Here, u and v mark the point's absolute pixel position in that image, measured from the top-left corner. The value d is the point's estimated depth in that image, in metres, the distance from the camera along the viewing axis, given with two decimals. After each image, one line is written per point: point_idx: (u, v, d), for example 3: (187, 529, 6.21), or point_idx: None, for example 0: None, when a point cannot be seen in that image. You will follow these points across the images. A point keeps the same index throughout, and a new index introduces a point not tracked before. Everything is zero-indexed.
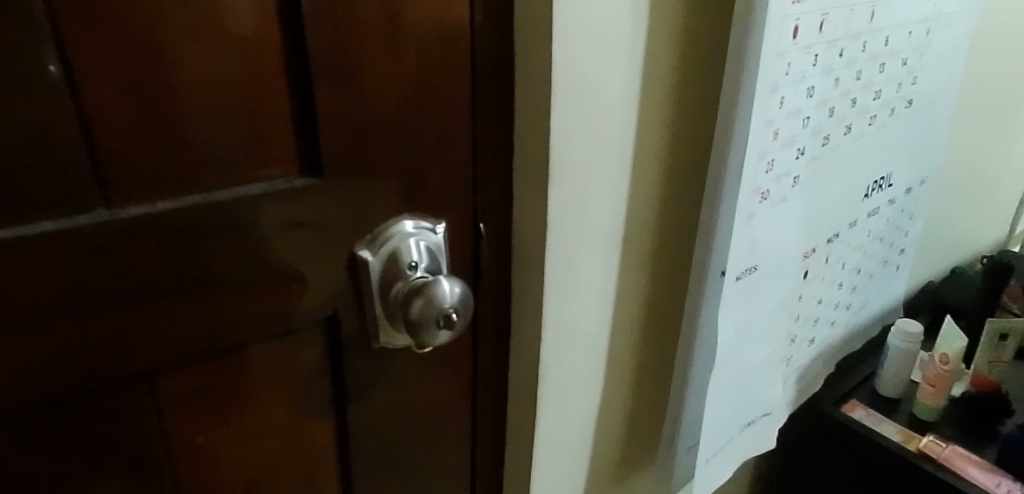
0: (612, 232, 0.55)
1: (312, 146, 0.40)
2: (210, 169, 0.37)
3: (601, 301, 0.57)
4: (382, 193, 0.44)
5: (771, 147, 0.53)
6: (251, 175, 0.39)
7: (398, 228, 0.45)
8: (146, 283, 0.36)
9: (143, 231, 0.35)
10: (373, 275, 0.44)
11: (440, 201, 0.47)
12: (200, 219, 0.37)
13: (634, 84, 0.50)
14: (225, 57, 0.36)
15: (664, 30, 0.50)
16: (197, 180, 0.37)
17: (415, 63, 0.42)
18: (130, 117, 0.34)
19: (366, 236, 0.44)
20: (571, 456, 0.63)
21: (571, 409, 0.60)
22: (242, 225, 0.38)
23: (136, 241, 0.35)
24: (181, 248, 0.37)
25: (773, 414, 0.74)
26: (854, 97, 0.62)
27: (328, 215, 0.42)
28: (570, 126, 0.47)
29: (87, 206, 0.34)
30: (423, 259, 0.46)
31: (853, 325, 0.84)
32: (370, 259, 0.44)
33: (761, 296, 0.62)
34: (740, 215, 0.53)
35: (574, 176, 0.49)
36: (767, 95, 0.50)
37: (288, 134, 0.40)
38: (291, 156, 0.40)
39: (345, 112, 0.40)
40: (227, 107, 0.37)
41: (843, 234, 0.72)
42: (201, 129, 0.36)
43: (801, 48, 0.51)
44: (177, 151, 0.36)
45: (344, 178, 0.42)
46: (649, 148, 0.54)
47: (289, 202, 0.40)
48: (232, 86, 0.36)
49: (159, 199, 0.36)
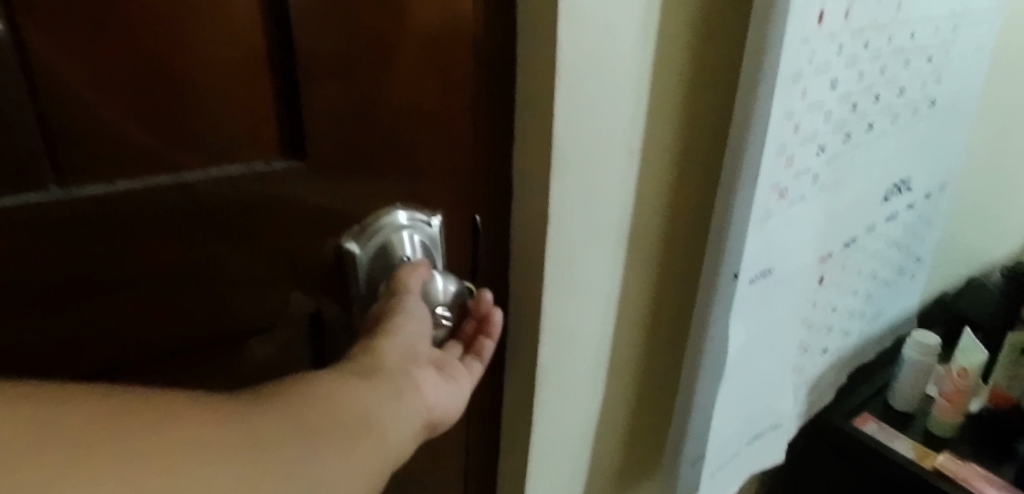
0: (617, 229, 0.51)
1: (295, 127, 0.37)
2: (181, 149, 0.34)
3: (604, 301, 0.54)
4: (366, 177, 0.41)
5: (791, 142, 0.49)
6: (227, 156, 0.36)
7: (389, 219, 0.42)
8: (116, 273, 0.34)
9: (101, 211, 0.32)
10: (360, 270, 0.42)
11: (431, 192, 0.44)
12: (170, 200, 0.34)
13: (645, 69, 0.46)
14: (205, 22, 0.32)
15: (679, 13, 0.46)
16: (166, 160, 0.33)
17: (406, 38, 0.39)
18: (88, 88, 0.30)
19: (352, 227, 0.42)
20: (568, 463, 0.59)
21: (570, 415, 0.56)
22: (220, 204, 0.36)
23: (94, 222, 0.32)
24: (145, 229, 0.34)
25: (783, 427, 0.70)
26: (877, 92, 0.58)
27: (307, 202, 0.39)
28: (576, 113, 0.44)
29: (39, 182, 0.30)
30: (414, 253, 0.43)
31: (865, 334, 0.81)
32: (357, 252, 0.41)
33: (774, 301, 0.58)
34: (757, 213, 0.49)
35: (578, 167, 0.46)
36: (788, 85, 0.46)
37: (268, 113, 0.36)
38: (272, 137, 0.37)
39: (328, 90, 0.37)
40: (206, 81, 0.33)
41: (860, 239, 0.68)
42: (174, 103, 0.33)
43: (825, 35, 0.47)
44: (145, 128, 0.32)
45: (325, 160, 0.38)
46: (659, 140, 0.50)
47: (266, 186, 0.37)
48: (210, 55, 0.33)
49: (122, 178, 0.32)
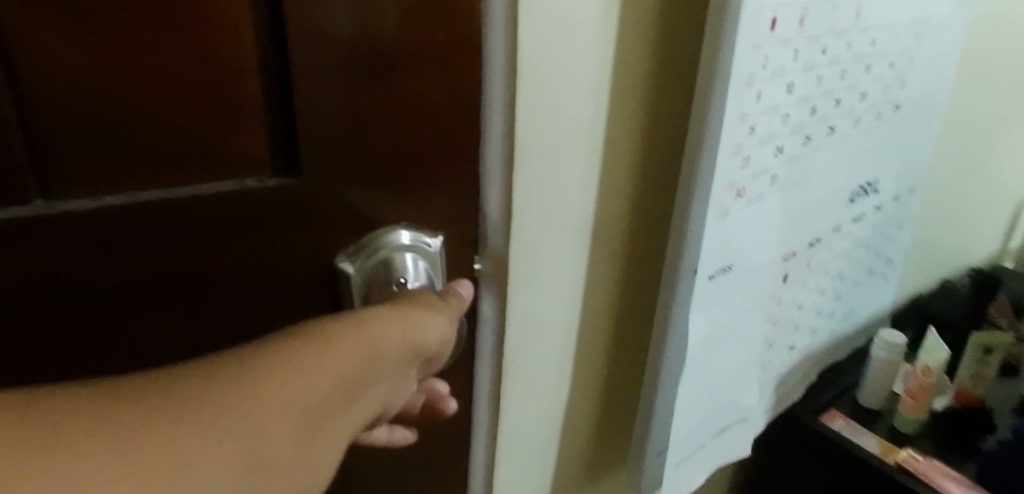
0: (579, 225, 0.53)
1: (290, 144, 0.35)
2: (171, 166, 0.32)
3: (569, 294, 0.56)
4: (361, 193, 0.39)
5: (748, 143, 0.51)
6: (215, 173, 0.33)
7: (390, 240, 0.41)
8: (107, 289, 0.33)
9: (87, 227, 0.31)
10: (354, 289, 0.40)
11: (434, 207, 0.42)
12: (157, 220, 0.33)
13: (603, 71, 0.48)
14: (191, 26, 0.30)
15: (639, 17, 0.48)
16: (156, 175, 0.32)
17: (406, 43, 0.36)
18: (74, 101, 0.29)
19: (348, 247, 0.40)
20: (535, 451, 0.61)
21: (535, 406, 0.58)
22: (211, 226, 0.34)
23: (81, 236, 0.31)
24: (132, 247, 0.33)
25: (750, 422, 0.71)
26: (838, 97, 0.60)
27: (303, 221, 0.37)
28: (536, 114, 0.46)
29: (24, 194, 0.30)
30: (417, 275, 0.42)
31: (836, 332, 0.83)
32: (349, 272, 0.40)
33: (736, 297, 0.59)
34: (713, 212, 0.51)
35: (540, 164, 0.48)
36: (742, 88, 0.48)
37: (262, 131, 0.34)
38: (267, 153, 0.35)
39: (325, 103, 0.35)
40: (206, 91, 0.31)
41: (826, 239, 0.71)
42: (159, 113, 0.31)
43: (779, 41, 0.49)
44: (134, 144, 0.31)
45: (316, 176, 0.36)
46: (620, 140, 0.52)
47: (261, 203, 0.35)
48: (206, 66, 0.31)
49: (108, 193, 0.31)
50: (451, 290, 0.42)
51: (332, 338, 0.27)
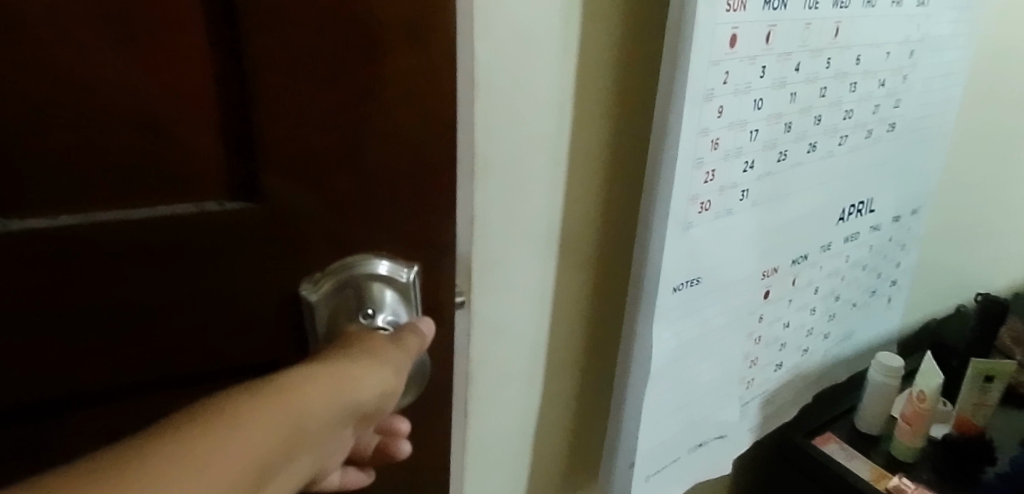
0: (544, 232, 0.55)
1: (254, 166, 0.33)
2: (130, 187, 0.30)
3: (538, 298, 0.58)
4: (337, 215, 0.36)
5: (710, 157, 0.52)
6: (176, 191, 0.32)
7: (361, 268, 0.37)
8: (56, 315, 0.32)
9: (35, 248, 0.30)
10: (318, 319, 0.37)
11: (421, 229, 0.39)
12: (116, 242, 0.31)
13: (566, 84, 0.50)
14: (144, 34, 0.28)
15: (602, 32, 0.49)
16: (112, 197, 0.30)
17: (381, 51, 0.33)
18: (24, 119, 0.27)
19: (313, 274, 0.37)
20: (506, 449, 0.63)
21: (504, 406, 0.61)
22: (174, 248, 0.33)
23: (32, 257, 0.30)
24: (90, 268, 0.31)
25: (730, 438, 0.71)
26: (818, 114, 0.60)
27: (270, 246, 0.35)
28: (495, 124, 0.48)
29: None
30: (389, 310, 0.39)
31: (832, 353, 0.82)
32: (313, 301, 0.37)
33: (707, 310, 0.60)
34: (675, 224, 0.52)
35: (502, 172, 0.50)
36: (701, 104, 0.49)
37: (226, 152, 0.32)
38: (232, 175, 0.33)
39: (291, 123, 0.32)
40: (167, 110, 0.30)
41: (813, 257, 0.70)
42: (118, 135, 0.29)
43: (742, 56, 0.50)
44: (90, 164, 0.29)
45: (283, 197, 0.34)
46: (587, 150, 0.53)
47: (220, 227, 0.33)
48: (167, 86, 0.29)
49: (64, 213, 0.30)
50: (411, 327, 0.38)
51: (250, 424, 0.24)
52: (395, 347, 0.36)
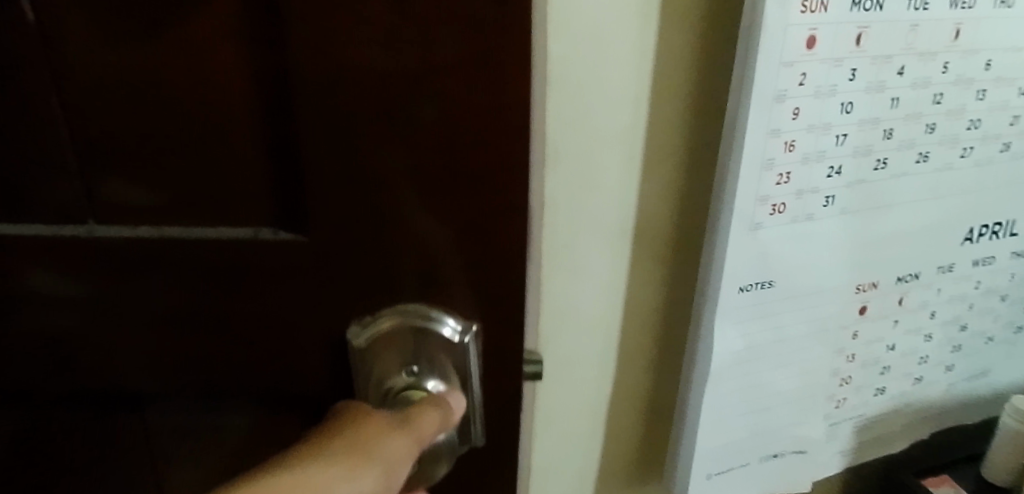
0: (616, 222, 0.58)
1: (293, 199, 0.36)
2: (186, 213, 0.36)
3: (610, 285, 0.61)
4: (379, 253, 0.36)
5: (784, 160, 0.52)
6: (225, 219, 0.36)
7: (412, 323, 0.38)
8: (137, 301, 0.39)
9: (119, 251, 0.37)
10: (365, 357, 0.40)
11: (456, 286, 0.38)
12: (174, 253, 0.37)
13: (642, 81, 0.52)
14: (185, 87, 0.32)
15: (680, 32, 0.51)
16: (171, 217, 0.36)
17: (410, 94, 0.32)
18: (110, 149, 0.34)
19: (362, 317, 0.39)
20: (575, 422, 0.68)
21: (573, 381, 0.66)
22: (225, 266, 0.37)
23: (115, 257, 0.37)
24: (154, 265, 0.38)
25: (812, 456, 0.69)
26: (932, 122, 0.57)
27: (312, 279, 0.38)
28: (566, 117, 0.53)
29: (77, 218, 0.37)
30: (435, 371, 0.39)
31: (958, 390, 0.74)
32: (360, 340, 0.39)
33: (783, 317, 0.59)
34: (742, 224, 0.53)
35: (574, 162, 0.55)
36: (770, 105, 0.49)
37: (265, 187, 0.35)
38: (273, 208, 0.36)
39: (325, 160, 0.34)
40: (209, 153, 0.34)
41: (929, 278, 0.65)
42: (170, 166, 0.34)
43: (824, 58, 0.49)
44: (153, 190, 0.35)
45: (326, 230, 0.36)
46: (663, 147, 0.55)
47: (264, 255, 0.37)
48: (206, 132, 0.33)
49: (140, 225, 0.37)
50: (436, 402, 0.39)
51: None
52: (399, 433, 0.37)
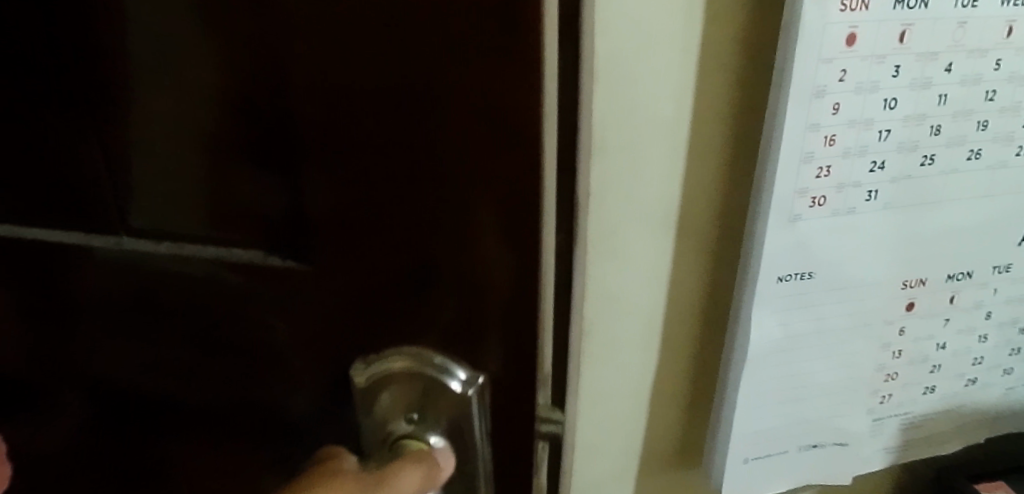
0: (660, 211, 0.61)
1: (298, 227, 0.34)
2: (203, 233, 0.36)
3: (654, 272, 0.64)
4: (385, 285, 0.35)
5: (824, 154, 0.54)
6: (236, 242, 0.36)
7: (417, 363, 0.36)
8: (166, 310, 0.40)
9: (146, 265, 0.38)
10: (369, 393, 0.38)
11: (468, 327, 0.35)
12: (194, 271, 0.37)
13: (686, 78, 0.55)
14: (191, 104, 0.32)
15: (723, 32, 0.54)
16: (189, 235, 0.36)
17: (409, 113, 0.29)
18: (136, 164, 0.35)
19: (369, 354, 0.37)
20: (618, 404, 0.71)
21: (617, 363, 0.69)
22: (240, 286, 0.37)
23: (142, 271, 0.38)
24: (176, 279, 0.38)
25: (854, 448, 0.69)
26: (983, 119, 0.57)
27: (323, 308, 0.37)
28: (612, 113, 0.56)
29: (109, 230, 0.38)
30: (435, 421, 0.36)
31: (1017, 394, 0.73)
32: (367, 374, 0.37)
33: (823, 308, 0.61)
34: (781, 215, 0.55)
35: (620, 155, 0.58)
36: (809, 101, 0.51)
37: (269, 212, 0.34)
38: (282, 237, 0.35)
39: (326, 187, 0.32)
40: (218, 175, 0.33)
41: (983, 277, 0.64)
42: (185, 185, 0.34)
43: (865, 55, 0.51)
44: (173, 208, 0.36)
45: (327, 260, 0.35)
46: (706, 141, 0.58)
47: (276, 280, 0.36)
48: (212, 153, 0.33)
49: (161, 241, 0.37)
50: (422, 460, 0.36)
51: None
52: None
